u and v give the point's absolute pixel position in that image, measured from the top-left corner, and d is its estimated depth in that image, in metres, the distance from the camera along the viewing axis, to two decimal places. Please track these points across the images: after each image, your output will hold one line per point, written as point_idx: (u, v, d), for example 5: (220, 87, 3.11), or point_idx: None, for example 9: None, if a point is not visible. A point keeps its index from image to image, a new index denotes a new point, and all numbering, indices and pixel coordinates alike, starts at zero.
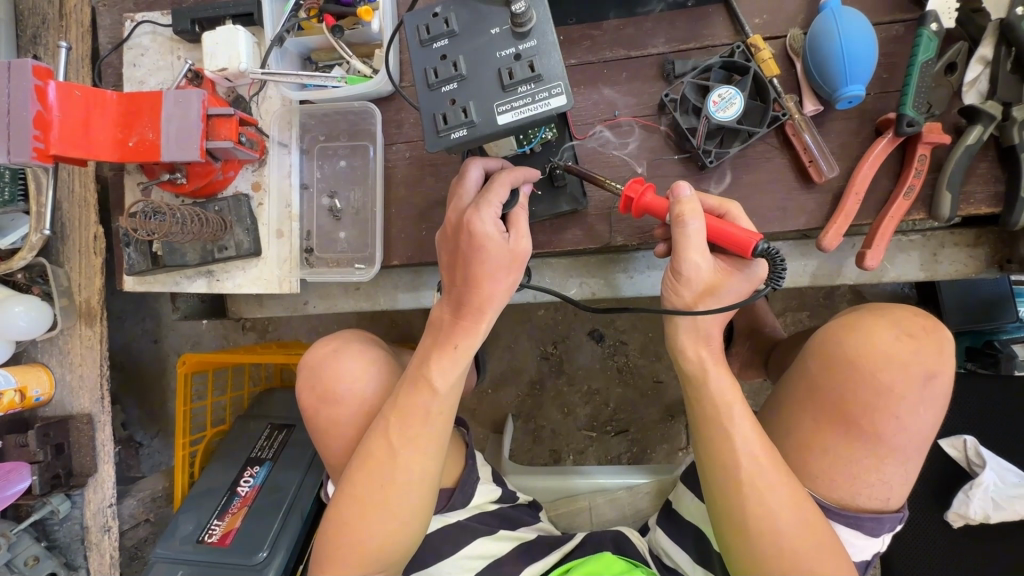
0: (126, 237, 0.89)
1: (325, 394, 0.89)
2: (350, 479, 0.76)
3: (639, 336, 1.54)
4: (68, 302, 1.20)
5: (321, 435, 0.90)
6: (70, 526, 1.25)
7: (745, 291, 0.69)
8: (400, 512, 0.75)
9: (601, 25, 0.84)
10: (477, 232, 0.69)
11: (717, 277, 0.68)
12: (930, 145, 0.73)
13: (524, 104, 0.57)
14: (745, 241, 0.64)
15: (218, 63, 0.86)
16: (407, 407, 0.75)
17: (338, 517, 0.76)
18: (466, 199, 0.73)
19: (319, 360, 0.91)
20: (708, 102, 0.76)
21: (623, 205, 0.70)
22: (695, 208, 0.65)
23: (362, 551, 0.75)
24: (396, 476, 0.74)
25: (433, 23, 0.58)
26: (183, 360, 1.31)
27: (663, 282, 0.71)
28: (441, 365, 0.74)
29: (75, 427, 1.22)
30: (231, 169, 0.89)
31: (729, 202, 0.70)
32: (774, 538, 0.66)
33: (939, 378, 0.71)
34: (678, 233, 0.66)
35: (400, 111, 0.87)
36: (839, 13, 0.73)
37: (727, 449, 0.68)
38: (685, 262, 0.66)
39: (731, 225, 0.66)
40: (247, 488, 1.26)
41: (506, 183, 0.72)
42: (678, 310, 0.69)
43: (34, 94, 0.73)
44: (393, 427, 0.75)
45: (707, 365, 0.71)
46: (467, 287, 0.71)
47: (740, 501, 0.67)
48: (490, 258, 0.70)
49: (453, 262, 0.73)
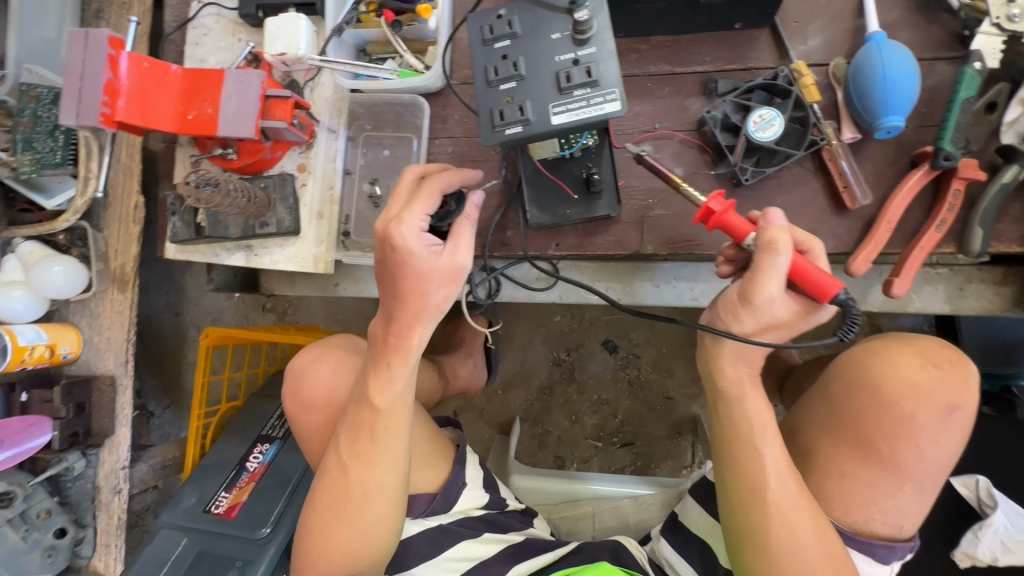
0: (174, 206, 0.94)
1: (304, 402, 0.92)
2: (316, 500, 0.81)
3: (652, 350, 1.55)
4: (103, 266, 1.25)
5: (305, 444, 0.95)
6: (83, 484, 1.29)
7: (801, 330, 0.71)
8: (365, 524, 0.79)
9: (648, 40, 0.87)
10: (397, 247, 0.69)
11: (785, 313, 0.68)
12: (965, 180, 0.74)
13: (579, 106, 0.58)
14: (827, 288, 0.65)
15: (277, 47, 0.90)
16: (356, 426, 0.78)
17: (313, 532, 0.81)
18: (392, 208, 0.73)
19: (300, 368, 0.94)
20: (748, 121, 0.77)
21: (703, 215, 0.70)
22: (788, 241, 0.65)
23: (331, 560, 0.80)
24: (354, 492, 0.78)
25: (496, 24, 0.60)
26: (205, 332, 1.35)
27: (724, 303, 0.71)
28: (378, 385, 0.76)
29: (97, 387, 1.26)
30: (279, 150, 0.92)
31: (814, 240, 0.69)
32: (793, 558, 0.67)
33: (961, 412, 0.72)
34: (765, 262, 0.65)
35: (447, 107, 0.90)
36: (884, 46, 0.74)
37: (750, 463, 0.70)
38: (761, 293, 0.66)
39: (817, 269, 0.66)
40: (255, 464, 1.29)
41: (434, 191, 0.72)
42: (732, 334, 0.70)
43: (106, 62, 0.78)
44: (344, 448, 0.79)
45: (745, 386, 0.72)
46: (394, 303, 0.73)
47: (761, 520, 0.68)
48: (417, 271, 0.71)
49: (381, 279, 0.75)
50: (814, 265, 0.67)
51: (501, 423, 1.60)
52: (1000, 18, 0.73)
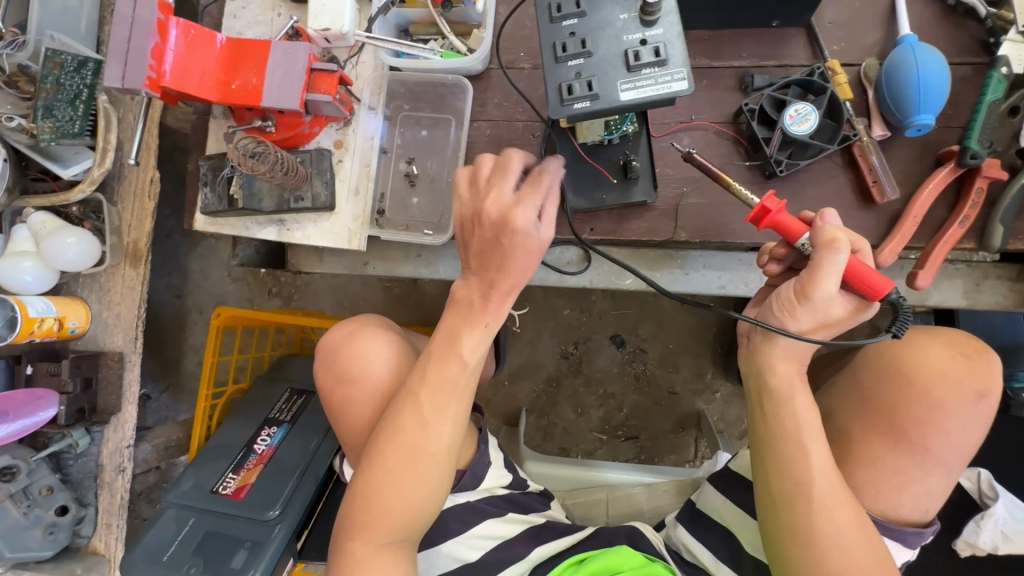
0: (207, 176, 0.94)
1: (344, 374, 0.92)
2: (380, 451, 0.78)
3: (660, 346, 1.58)
4: (116, 241, 1.23)
5: (338, 414, 0.94)
6: (85, 462, 1.26)
7: (849, 329, 0.73)
8: (428, 483, 0.78)
9: (687, 33, 0.89)
10: (517, 228, 0.69)
11: (839, 311, 0.70)
12: (988, 179, 0.78)
13: (647, 85, 0.60)
14: (881, 287, 0.67)
15: (321, 22, 0.90)
16: (437, 380, 0.78)
17: (367, 486, 0.78)
18: (503, 191, 0.72)
19: (337, 343, 0.95)
20: (784, 115, 0.80)
21: (758, 214, 0.72)
22: (846, 240, 0.67)
23: (389, 516, 0.77)
24: (428, 447, 0.77)
25: (565, 3, 0.62)
26: (216, 312, 1.34)
27: (778, 301, 0.73)
28: (472, 339, 0.78)
29: (105, 363, 1.24)
30: (317, 125, 0.92)
31: (863, 241, 0.72)
32: (837, 552, 0.69)
33: (987, 399, 0.75)
34: (825, 260, 0.67)
35: (487, 90, 0.91)
36: (917, 48, 0.78)
37: (794, 448, 0.72)
38: (820, 290, 0.68)
39: (872, 269, 0.68)
40: (263, 446, 1.27)
41: (551, 176, 0.72)
42: (788, 332, 0.71)
43: (155, 26, 0.78)
44: (424, 400, 0.78)
45: (795, 385, 0.74)
46: (497, 272, 0.74)
47: (806, 515, 0.70)
48: (519, 255, 0.72)
49: (481, 250, 0.74)
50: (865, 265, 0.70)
51: (507, 414, 1.61)
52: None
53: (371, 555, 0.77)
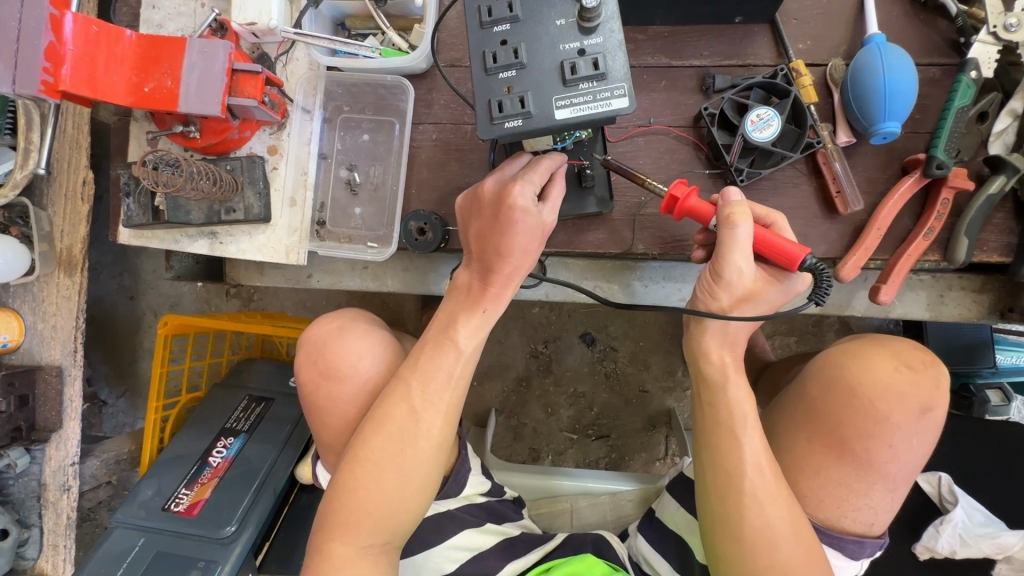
0: (128, 186, 0.85)
1: (328, 370, 0.80)
2: (364, 442, 0.70)
3: (631, 343, 1.46)
4: (47, 248, 1.04)
5: (317, 416, 0.81)
6: (26, 482, 1.09)
7: (779, 302, 0.71)
8: (414, 479, 0.70)
9: (646, 30, 0.83)
10: (515, 206, 0.67)
11: (758, 284, 0.69)
12: (954, 190, 0.75)
13: (585, 101, 0.60)
14: (794, 254, 0.66)
15: (247, 16, 0.83)
16: (429, 369, 0.71)
17: (349, 481, 0.69)
18: (508, 171, 0.71)
19: (324, 337, 0.82)
20: (745, 121, 0.75)
21: (667, 204, 0.71)
22: (744, 212, 0.67)
23: (374, 515, 0.68)
24: (418, 439, 0.70)
25: (495, 7, 0.61)
26: (162, 320, 1.12)
27: (700, 284, 0.72)
28: (468, 326, 0.72)
29: (42, 379, 1.07)
30: (247, 129, 0.86)
31: (776, 214, 0.71)
32: (770, 548, 0.65)
33: (932, 413, 0.72)
34: (725, 234, 0.67)
35: (432, 90, 0.85)
36: (884, 49, 0.73)
37: (731, 454, 0.68)
38: (728, 265, 0.67)
39: (781, 238, 0.67)
40: (219, 459, 1.08)
41: (553, 162, 0.71)
42: (713, 312, 0.71)
43: (47, 23, 0.70)
44: (415, 388, 0.71)
45: (729, 371, 0.72)
46: (498, 252, 0.70)
47: (735, 507, 0.67)
48: (520, 231, 0.68)
49: (481, 232, 0.71)
50: (778, 234, 0.68)
51: (476, 415, 1.47)
52: (996, 28, 0.74)
53: (349, 559, 0.68)
